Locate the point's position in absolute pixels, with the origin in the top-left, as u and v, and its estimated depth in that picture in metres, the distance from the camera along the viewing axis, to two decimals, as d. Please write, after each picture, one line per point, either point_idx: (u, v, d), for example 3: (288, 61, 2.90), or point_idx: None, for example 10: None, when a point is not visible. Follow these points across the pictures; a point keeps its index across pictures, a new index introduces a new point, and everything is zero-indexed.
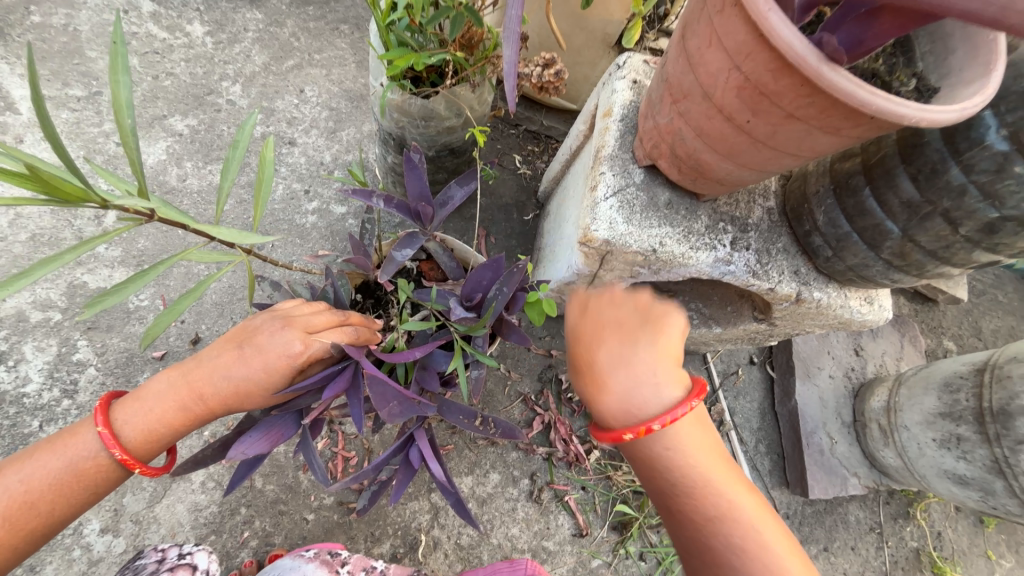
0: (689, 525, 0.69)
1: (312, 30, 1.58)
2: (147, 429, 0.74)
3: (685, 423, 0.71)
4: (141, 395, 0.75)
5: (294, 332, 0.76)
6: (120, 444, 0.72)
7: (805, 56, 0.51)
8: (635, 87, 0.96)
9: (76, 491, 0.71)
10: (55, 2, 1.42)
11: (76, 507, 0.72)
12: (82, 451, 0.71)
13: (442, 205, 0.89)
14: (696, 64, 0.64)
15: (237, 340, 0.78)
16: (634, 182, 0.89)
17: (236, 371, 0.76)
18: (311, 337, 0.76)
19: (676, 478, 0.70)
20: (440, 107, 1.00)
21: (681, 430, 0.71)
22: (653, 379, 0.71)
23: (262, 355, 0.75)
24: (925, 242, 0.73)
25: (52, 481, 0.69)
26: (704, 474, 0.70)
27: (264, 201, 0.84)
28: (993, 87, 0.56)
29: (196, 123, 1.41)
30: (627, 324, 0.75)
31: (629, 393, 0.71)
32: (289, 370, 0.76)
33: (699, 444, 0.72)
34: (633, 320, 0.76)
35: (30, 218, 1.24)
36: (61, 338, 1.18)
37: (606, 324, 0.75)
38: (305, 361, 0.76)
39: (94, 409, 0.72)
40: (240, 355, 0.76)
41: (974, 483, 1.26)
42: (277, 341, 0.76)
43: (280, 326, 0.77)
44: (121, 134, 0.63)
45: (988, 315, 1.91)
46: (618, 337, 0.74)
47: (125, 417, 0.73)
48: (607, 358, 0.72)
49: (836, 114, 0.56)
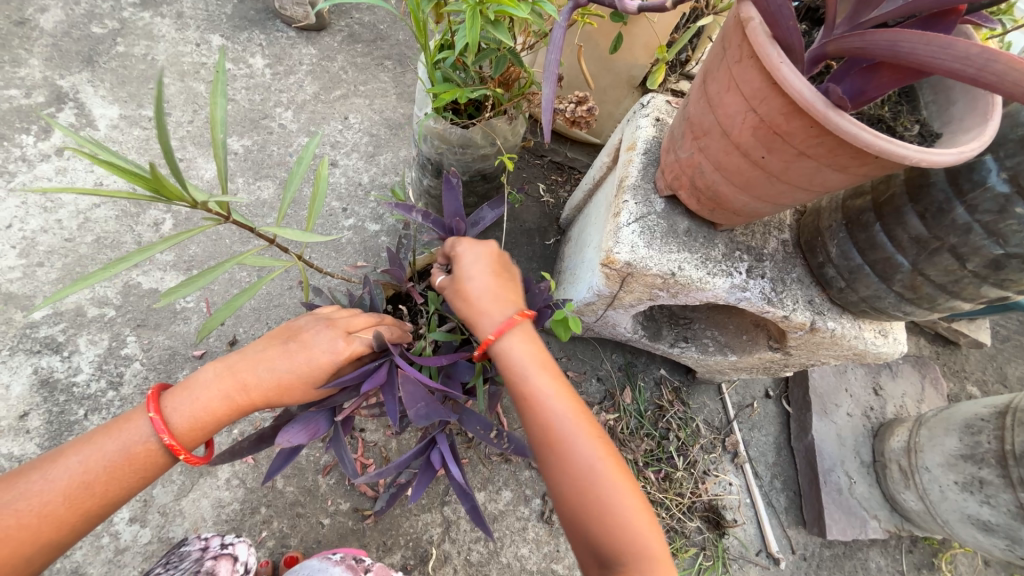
0: (554, 480, 0.71)
1: (359, 64, 1.74)
2: (194, 418, 0.75)
3: (536, 359, 0.77)
4: (189, 384, 0.76)
5: (336, 331, 0.80)
6: (168, 430, 0.73)
7: (813, 102, 0.58)
8: (658, 124, 1.04)
9: (128, 475, 0.72)
10: (138, 34, 1.60)
11: (128, 491, 0.73)
12: (136, 436, 0.73)
13: (473, 224, 0.96)
14: (716, 106, 0.71)
15: (281, 337, 0.81)
16: (655, 210, 0.95)
17: (279, 364, 0.78)
18: (353, 337, 0.80)
19: (545, 429, 0.72)
20: (477, 136, 1.08)
21: (543, 371, 0.76)
22: (504, 300, 0.82)
23: (306, 351, 0.78)
24: (935, 276, 0.76)
25: (108, 463, 0.70)
26: (571, 431, 0.71)
27: (316, 212, 0.92)
28: (990, 135, 0.62)
29: (250, 144, 1.55)
30: (501, 271, 0.86)
31: (483, 316, 0.80)
32: (330, 367, 0.78)
33: (580, 418, 0.73)
34: (497, 274, 0.85)
35: (97, 222, 1.36)
36: (113, 333, 1.27)
37: (480, 267, 0.85)
38: (346, 358, 0.78)
39: (147, 397, 0.74)
40: (284, 351, 0.79)
41: (999, 530, 1.22)
42: (321, 339, 0.79)
43: (324, 327, 0.82)
44: (214, 147, 0.70)
45: (1014, 361, 1.88)
46: (485, 270, 0.85)
47: (174, 404, 0.74)
48: (477, 288, 0.82)
49: (843, 154, 0.62)
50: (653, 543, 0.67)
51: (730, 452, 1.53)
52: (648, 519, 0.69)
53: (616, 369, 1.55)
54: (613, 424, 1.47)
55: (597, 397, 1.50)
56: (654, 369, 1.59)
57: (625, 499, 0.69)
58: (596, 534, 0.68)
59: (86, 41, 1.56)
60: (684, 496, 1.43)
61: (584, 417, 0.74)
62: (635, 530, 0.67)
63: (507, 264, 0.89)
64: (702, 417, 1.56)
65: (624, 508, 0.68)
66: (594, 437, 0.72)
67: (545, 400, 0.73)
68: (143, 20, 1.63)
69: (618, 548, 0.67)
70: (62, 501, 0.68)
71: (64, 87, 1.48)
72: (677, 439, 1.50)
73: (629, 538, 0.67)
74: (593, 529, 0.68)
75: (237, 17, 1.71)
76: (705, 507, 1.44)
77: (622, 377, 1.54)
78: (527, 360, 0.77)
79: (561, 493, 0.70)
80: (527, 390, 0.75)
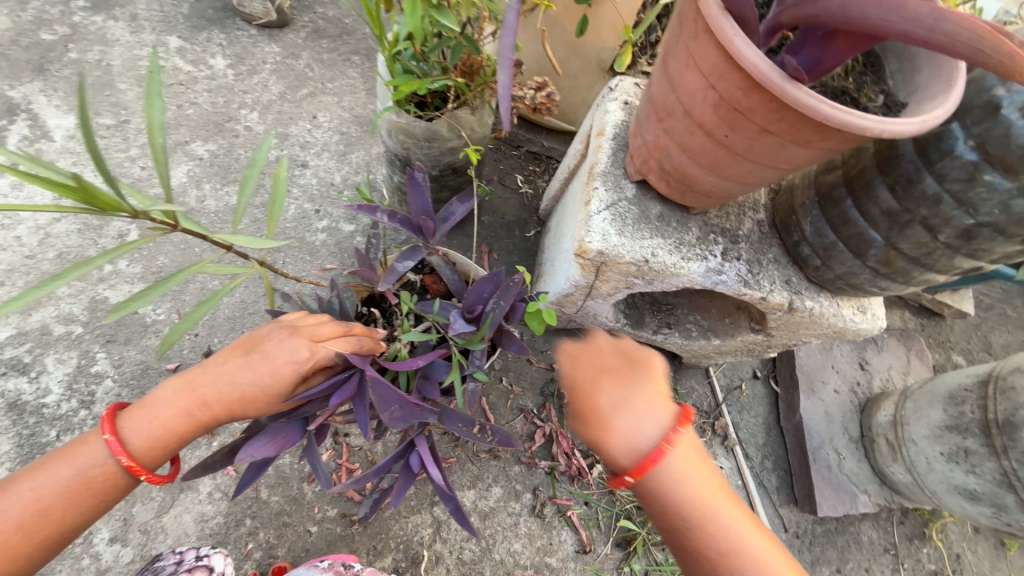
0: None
1: (325, 61, 1.69)
2: (153, 436, 0.72)
3: (693, 461, 0.71)
4: (146, 403, 0.74)
5: (301, 339, 0.76)
6: (127, 451, 0.71)
7: (769, 76, 0.56)
8: (626, 108, 1.02)
9: (86, 499, 0.69)
10: (91, 40, 1.54)
11: (88, 515, 0.70)
12: (91, 459, 0.70)
13: (443, 220, 0.92)
14: (677, 85, 0.69)
15: (245, 347, 0.78)
16: (626, 196, 0.93)
17: (240, 377, 0.75)
18: (318, 345, 0.76)
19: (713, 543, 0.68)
20: (443, 129, 1.06)
21: (699, 477, 0.71)
22: (647, 400, 0.73)
23: (269, 362, 0.75)
24: (908, 249, 0.75)
25: (63, 490, 0.68)
26: (740, 532, 0.69)
27: (276, 216, 0.88)
28: (953, 102, 0.60)
29: (215, 148, 1.50)
30: (626, 366, 0.78)
31: (622, 431, 0.71)
32: (295, 377, 0.75)
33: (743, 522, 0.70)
34: (624, 365, 0.79)
35: (58, 237, 1.31)
36: (81, 350, 1.23)
37: (599, 368, 0.79)
38: (311, 366, 0.75)
39: (102, 418, 0.71)
40: (247, 362, 0.75)
41: (985, 498, 1.23)
42: (283, 348, 0.75)
43: (288, 334, 0.77)
44: (154, 153, 0.66)
45: (998, 329, 1.90)
46: (611, 370, 0.78)
47: (132, 425, 0.72)
48: (606, 399, 0.74)
49: (805, 127, 0.60)
50: None
51: (720, 435, 1.53)
52: None
53: None
54: None
55: None
56: None
57: None
58: None
59: (36, 48, 1.50)
60: None
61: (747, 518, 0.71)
62: None
63: (630, 354, 0.80)
64: (690, 402, 1.55)
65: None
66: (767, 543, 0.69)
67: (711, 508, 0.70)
68: (95, 24, 1.57)
69: None
70: (16, 531, 0.65)
71: (16, 98, 1.42)
72: None
73: None
74: None
75: (195, 17, 1.66)
76: None
77: None
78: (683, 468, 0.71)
79: None
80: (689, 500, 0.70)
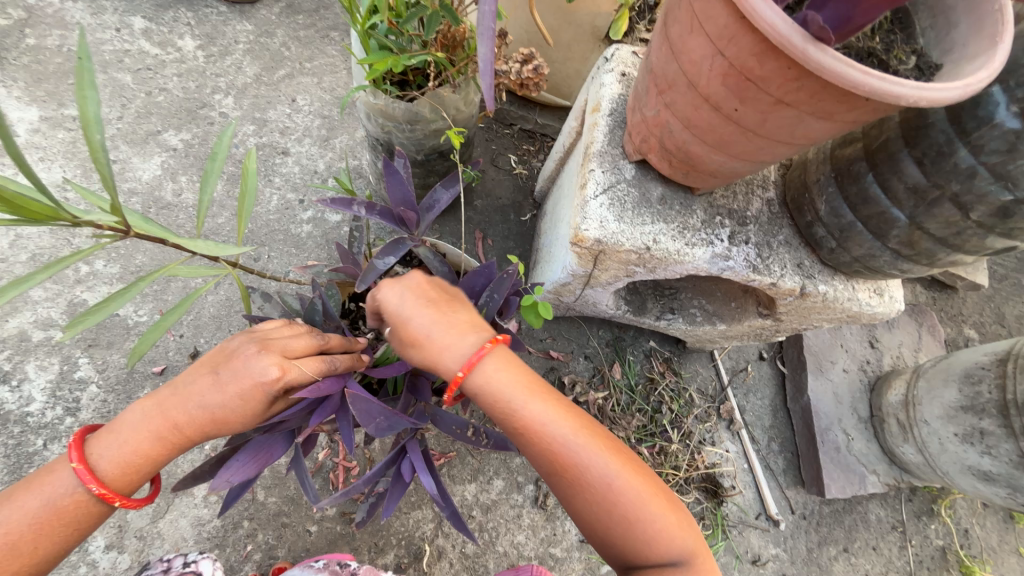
0: (577, 505, 0.69)
1: (302, 39, 1.58)
2: (125, 462, 0.68)
3: (519, 382, 0.70)
4: (114, 427, 0.69)
5: (271, 356, 0.70)
6: (97, 479, 0.67)
7: (788, 38, 0.48)
8: (624, 80, 0.93)
9: (57, 530, 0.66)
10: (49, 24, 1.44)
11: (62, 546, 0.67)
12: (60, 489, 0.66)
13: (427, 209, 0.84)
14: (679, 52, 0.61)
15: (213, 364, 0.72)
16: (625, 178, 0.86)
17: (209, 397, 0.69)
18: (290, 363, 0.70)
19: (551, 459, 0.68)
20: (425, 110, 0.98)
21: (527, 399, 0.69)
22: (464, 330, 0.70)
23: (238, 381, 0.69)
24: (934, 229, 0.68)
25: (31, 522, 0.64)
26: (582, 453, 0.67)
27: (247, 211, 0.83)
28: (999, 60, 0.53)
29: (190, 137, 1.42)
30: (438, 297, 0.74)
31: (445, 358, 0.69)
32: (264, 397, 0.69)
33: (579, 436, 0.69)
34: (441, 299, 0.74)
35: (29, 239, 1.25)
36: (63, 356, 1.19)
37: (418, 301, 0.73)
38: (281, 388, 0.69)
39: (68, 445, 0.67)
40: (215, 381, 0.70)
41: (1000, 479, 1.20)
42: (252, 365, 0.69)
43: (256, 351, 0.71)
44: (90, 150, 0.60)
45: (1012, 301, 1.83)
46: (429, 303, 0.73)
47: (100, 450, 0.68)
48: (427, 330, 0.70)
49: (827, 98, 0.53)
50: (678, 533, 0.67)
51: (726, 419, 1.49)
52: (669, 514, 0.68)
53: (604, 345, 1.49)
54: (603, 402, 1.41)
55: (585, 374, 1.44)
56: (643, 341, 1.52)
57: (647, 504, 0.67)
58: (623, 541, 0.68)
59: None
60: (679, 468, 1.40)
61: (588, 431, 0.70)
62: (659, 530, 0.67)
63: (446, 286, 0.78)
64: (695, 386, 1.51)
65: (651, 517, 0.67)
66: (606, 453, 0.68)
67: (543, 426, 0.68)
68: (53, 6, 1.46)
69: (638, 544, 0.67)
70: None
71: None
72: (671, 411, 1.45)
73: (657, 539, 0.67)
74: (615, 534, 0.68)
75: None
76: (702, 478, 1.42)
77: (610, 352, 1.48)
78: (512, 393, 0.69)
79: (582, 510, 0.69)
80: (522, 421, 0.69)
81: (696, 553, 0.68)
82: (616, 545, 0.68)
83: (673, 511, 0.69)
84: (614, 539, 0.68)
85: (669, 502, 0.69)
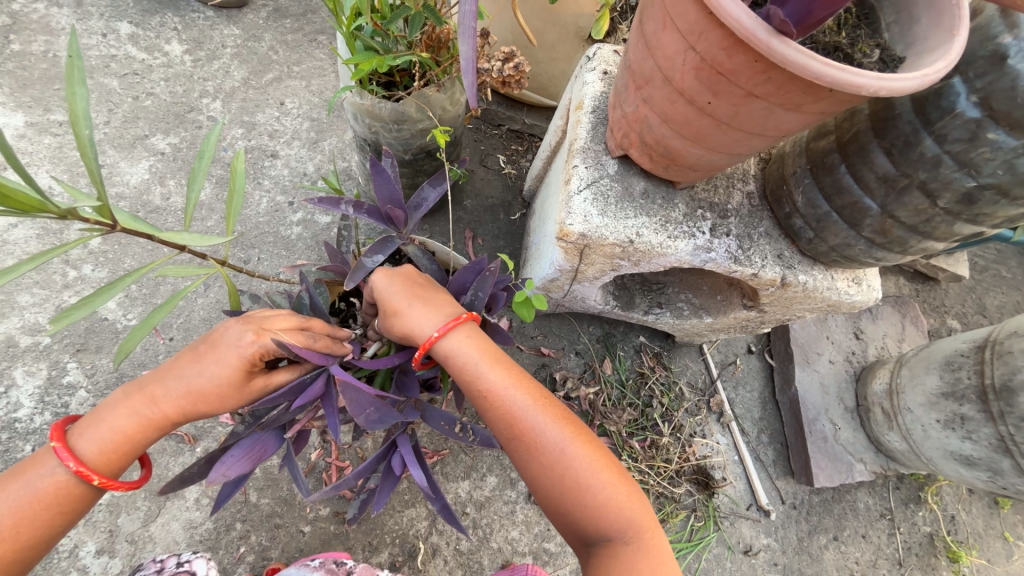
0: (531, 474, 0.71)
1: (289, 42, 1.59)
2: (103, 441, 0.68)
3: (482, 352, 0.73)
4: (96, 409, 0.70)
5: (247, 324, 0.72)
6: (75, 457, 0.67)
7: (753, 31, 0.50)
8: (606, 78, 0.95)
9: (37, 513, 0.66)
10: (34, 29, 1.44)
11: (42, 532, 0.66)
12: (39, 471, 0.66)
13: (415, 207, 0.85)
14: (654, 48, 0.63)
15: (193, 342, 0.74)
16: (608, 173, 0.88)
17: (188, 371, 0.71)
18: (265, 329, 0.71)
19: (509, 425, 0.71)
20: (411, 110, 0.99)
21: (487, 366, 0.72)
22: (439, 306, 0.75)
23: (215, 351, 0.71)
24: (905, 217, 0.71)
25: (12, 505, 0.65)
26: (537, 420, 0.70)
27: (235, 210, 0.83)
28: (955, 53, 0.55)
29: (178, 141, 1.42)
30: (422, 282, 0.79)
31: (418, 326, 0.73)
32: (240, 364, 0.71)
33: (536, 405, 0.72)
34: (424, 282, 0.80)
35: (16, 244, 1.25)
36: (51, 361, 1.18)
37: (403, 282, 0.79)
38: (255, 352, 0.70)
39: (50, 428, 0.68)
40: (193, 355, 0.72)
41: (981, 463, 1.23)
42: (228, 334, 0.71)
43: (235, 322, 0.73)
44: (78, 146, 0.60)
45: (992, 291, 1.88)
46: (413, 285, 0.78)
47: (80, 430, 0.69)
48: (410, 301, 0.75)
49: (794, 89, 0.55)
50: (629, 506, 0.69)
51: (716, 412, 1.51)
52: (620, 488, 0.70)
53: (594, 341, 1.50)
54: (594, 398, 1.43)
55: (576, 370, 1.46)
56: (633, 337, 1.54)
57: (599, 475, 0.69)
58: (575, 512, 0.69)
59: None
60: (671, 462, 1.41)
61: (545, 401, 0.73)
62: (610, 502, 0.68)
63: (425, 276, 0.83)
64: (685, 379, 1.53)
65: (602, 486, 0.69)
66: (561, 423, 0.71)
67: (501, 393, 0.71)
68: (37, 12, 1.46)
69: (589, 515, 0.68)
70: None
71: None
72: (662, 405, 1.47)
73: (608, 510, 0.68)
74: (567, 504, 0.69)
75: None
76: (693, 470, 1.43)
77: (600, 348, 1.50)
78: (474, 360, 0.73)
79: (537, 481, 0.71)
80: (481, 388, 0.72)
81: (648, 528, 0.69)
82: (569, 516, 0.70)
83: (625, 485, 0.70)
84: (567, 510, 0.69)
85: (621, 476, 0.70)
